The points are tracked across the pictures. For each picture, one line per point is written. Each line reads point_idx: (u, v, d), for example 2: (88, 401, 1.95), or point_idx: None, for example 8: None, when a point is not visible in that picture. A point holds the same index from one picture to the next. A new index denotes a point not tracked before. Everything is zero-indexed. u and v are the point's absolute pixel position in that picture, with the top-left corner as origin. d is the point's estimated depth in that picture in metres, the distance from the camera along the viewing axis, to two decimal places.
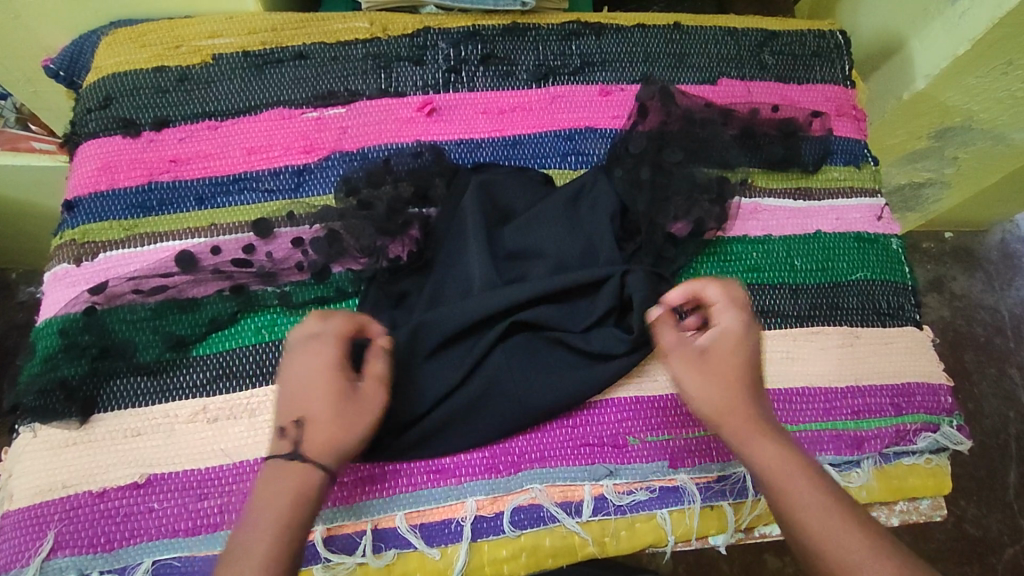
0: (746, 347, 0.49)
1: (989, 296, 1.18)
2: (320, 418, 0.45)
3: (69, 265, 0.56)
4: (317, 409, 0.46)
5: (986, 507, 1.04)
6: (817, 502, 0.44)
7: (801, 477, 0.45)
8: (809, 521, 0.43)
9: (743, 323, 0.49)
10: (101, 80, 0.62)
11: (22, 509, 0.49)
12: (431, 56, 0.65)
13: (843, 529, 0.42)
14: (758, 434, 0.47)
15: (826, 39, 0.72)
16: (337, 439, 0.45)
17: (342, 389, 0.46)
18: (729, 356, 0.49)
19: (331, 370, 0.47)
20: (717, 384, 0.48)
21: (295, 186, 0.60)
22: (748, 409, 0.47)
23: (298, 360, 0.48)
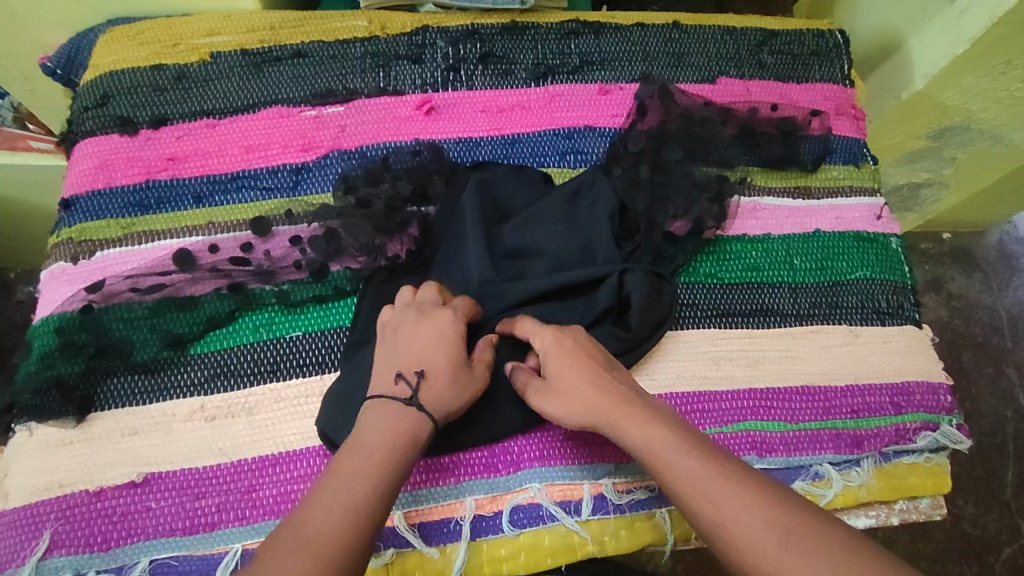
0: (584, 347, 0.50)
1: (987, 296, 1.18)
2: (437, 378, 0.47)
3: (66, 263, 0.56)
4: (440, 370, 0.47)
5: (984, 507, 1.04)
6: (688, 473, 0.42)
7: (670, 450, 0.43)
8: (685, 495, 0.42)
9: (559, 332, 0.50)
10: (98, 78, 0.62)
11: (19, 508, 0.49)
12: (430, 54, 0.65)
13: (719, 488, 0.41)
14: (624, 420, 0.46)
15: (825, 39, 0.72)
16: (450, 403, 0.46)
17: (459, 358, 0.48)
18: (572, 365, 0.49)
19: (451, 340, 0.48)
20: (574, 395, 0.48)
21: (293, 184, 0.60)
22: (606, 400, 0.47)
23: (417, 323, 0.49)
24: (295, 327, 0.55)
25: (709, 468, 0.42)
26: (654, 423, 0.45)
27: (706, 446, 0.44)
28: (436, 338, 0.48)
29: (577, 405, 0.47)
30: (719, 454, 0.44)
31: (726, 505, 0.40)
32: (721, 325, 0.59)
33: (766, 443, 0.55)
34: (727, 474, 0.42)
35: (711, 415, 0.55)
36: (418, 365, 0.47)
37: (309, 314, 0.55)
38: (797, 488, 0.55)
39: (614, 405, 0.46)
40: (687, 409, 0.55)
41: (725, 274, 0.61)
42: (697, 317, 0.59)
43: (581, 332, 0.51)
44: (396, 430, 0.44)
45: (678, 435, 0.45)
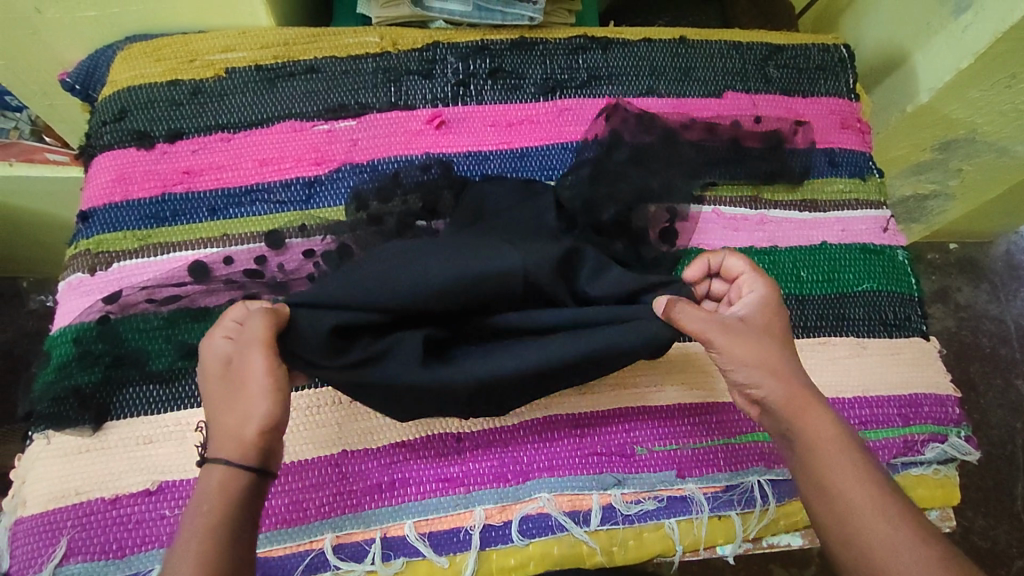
0: (778, 323, 0.49)
1: (994, 307, 1.18)
2: (216, 420, 0.43)
3: (83, 274, 0.57)
4: (207, 407, 0.43)
5: (994, 520, 1.03)
6: (855, 480, 0.43)
7: (844, 455, 0.44)
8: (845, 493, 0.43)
9: (755, 296, 0.49)
10: (116, 93, 0.63)
11: (35, 516, 0.50)
12: (440, 70, 0.66)
13: (877, 508, 0.43)
14: (812, 407, 0.46)
15: (830, 53, 0.73)
16: (226, 427, 0.42)
17: (220, 375, 0.43)
18: (767, 335, 0.48)
19: (215, 359, 0.44)
20: (757, 355, 0.46)
21: (306, 198, 0.61)
22: (801, 380, 0.47)
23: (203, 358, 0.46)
24: None
25: (877, 491, 0.43)
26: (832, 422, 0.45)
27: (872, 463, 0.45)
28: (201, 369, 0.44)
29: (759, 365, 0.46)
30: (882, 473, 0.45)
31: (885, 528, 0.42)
32: None
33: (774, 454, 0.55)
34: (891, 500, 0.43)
35: (720, 426, 0.56)
36: (203, 408, 0.44)
37: None
38: None
39: (798, 389, 0.46)
40: (695, 420, 0.56)
41: None
42: None
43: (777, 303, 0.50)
44: (204, 484, 0.41)
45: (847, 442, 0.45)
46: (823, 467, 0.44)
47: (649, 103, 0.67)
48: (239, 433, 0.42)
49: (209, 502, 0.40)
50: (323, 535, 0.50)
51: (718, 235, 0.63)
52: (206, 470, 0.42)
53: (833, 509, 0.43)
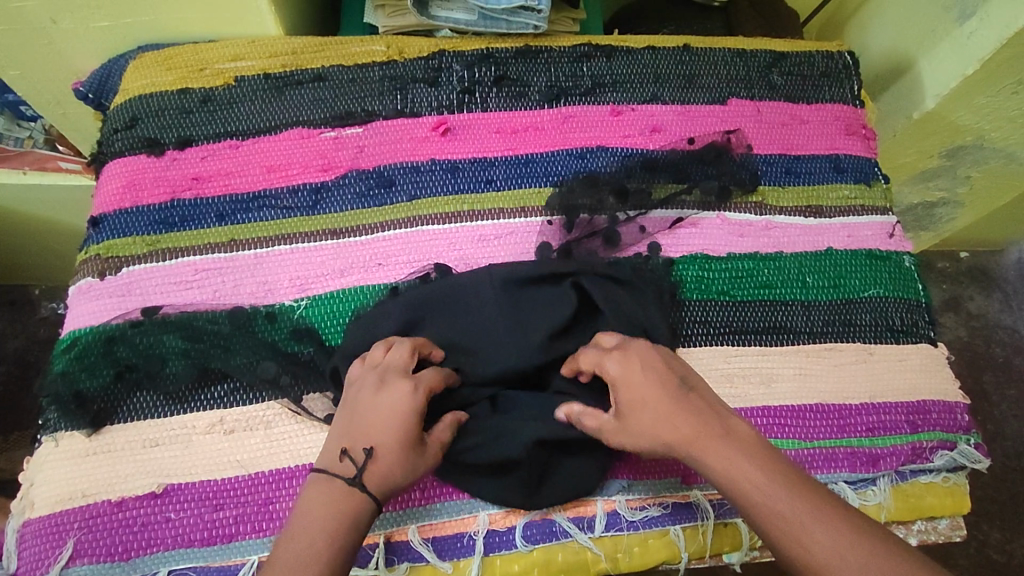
0: (649, 360, 0.49)
1: (1006, 316, 1.17)
2: (388, 458, 0.46)
3: (94, 278, 0.58)
4: (391, 453, 0.46)
5: (1011, 533, 1.01)
6: (749, 478, 0.43)
7: (732, 455, 0.44)
8: (743, 500, 0.43)
9: (625, 355, 0.50)
10: (128, 101, 0.64)
11: (42, 518, 0.50)
12: (446, 78, 0.66)
13: (782, 494, 0.42)
14: (698, 441, 0.45)
15: (835, 60, 0.73)
16: (397, 486, 0.46)
17: (417, 440, 0.47)
18: (636, 394, 0.48)
19: (412, 416, 0.47)
20: (641, 430, 0.47)
21: (312, 204, 0.61)
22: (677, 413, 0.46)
23: (390, 385, 0.48)
24: (315, 339, 0.57)
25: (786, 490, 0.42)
26: (717, 428, 0.45)
27: (769, 451, 0.45)
28: (401, 405, 0.47)
29: (647, 427, 0.47)
30: (784, 460, 0.44)
31: (801, 521, 0.41)
32: (733, 342, 0.59)
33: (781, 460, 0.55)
34: (798, 485, 0.42)
35: None
36: (373, 439, 0.46)
37: (330, 327, 0.57)
38: None
39: (676, 412, 0.46)
40: None
41: (736, 291, 0.61)
42: (709, 334, 0.59)
43: (647, 350, 0.50)
44: (355, 513, 0.44)
45: (743, 440, 0.45)
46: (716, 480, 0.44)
47: (655, 109, 0.68)
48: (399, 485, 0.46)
49: (351, 527, 0.43)
50: None
51: (723, 241, 0.63)
52: (349, 498, 0.44)
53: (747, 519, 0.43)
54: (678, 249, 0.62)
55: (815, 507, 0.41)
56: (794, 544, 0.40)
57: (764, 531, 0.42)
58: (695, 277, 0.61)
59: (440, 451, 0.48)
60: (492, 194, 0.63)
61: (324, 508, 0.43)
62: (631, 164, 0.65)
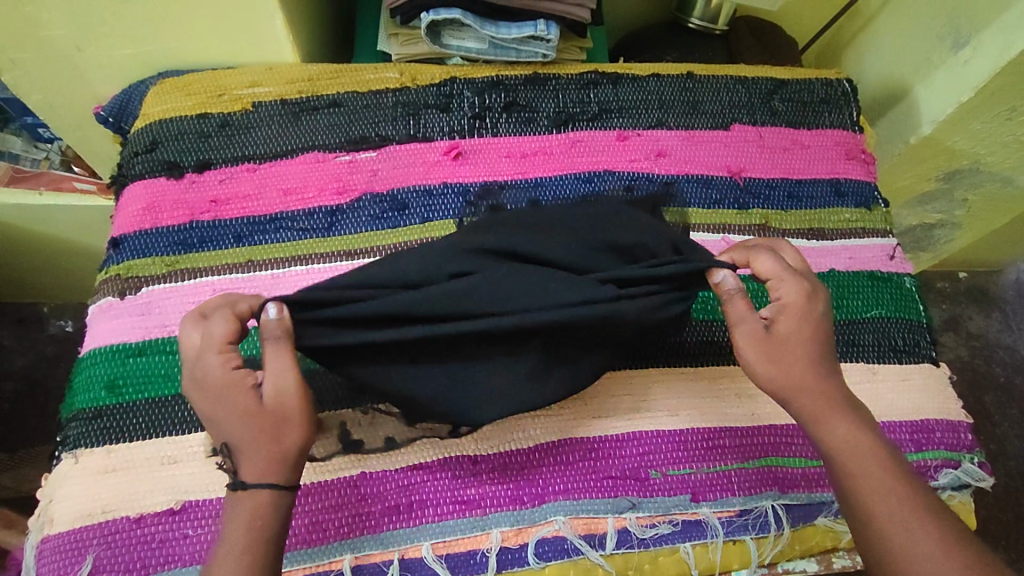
0: (823, 314, 0.50)
1: (1006, 336, 1.18)
2: (241, 443, 0.44)
3: (114, 298, 0.59)
4: (236, 436, 0.44)
5: (1016, 554, 1.01)
6: (870, 456, 0.46)
7: (857, 426, 0.47)
8: (857, 464, 0.46)
9: (811, 293, 0.50)
10: (148, 125, 0.66)
11: (62, 534, 0.51)
12: (457, 104, 0.69)
13: (894, 478, 0.45)
14: (832, 411, 0.47)
15: (833, 87, 0.75)
16: (271, 458, 0.44)
17: (247, 408, 0.44)
18: (798, 329, 0.49)
19: (223, 395, 0.44)
20: (780, 362, 0.48)
21: (327, 226, 0.63)
22: (819, 384, 0.48)
23: (193, 380, 0.45)
24: None
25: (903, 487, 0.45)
26: (848, 400, 0.48)
27: (886, 437, 0.48)
28: (209, 393, 0.44)
29: (789, 365, 0.48)
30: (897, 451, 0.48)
31: (907, 515, 0.44)
32: None
33: (788, 479, 0.56)
34: (906, 476, 0.46)
35: (734, 450, 0.56)
36: (220, 432, 0.45)
37: None
38: (819, 524, 0.56)
39: (820, 374, 0.48)
40: (707, 444, 0.56)
41: None
42: None
43: (822, 294, 0.50)
44: (252, 511, 0.43)
45: (864, 416, 0.48)
46: (834, 438, 0.47)
47: (660, 134, 0.70)
48: (272, 454, 0.44)
49: (253, 526, 0.43)
50: (343, 556, 0.51)
51: None
52: (240, 501, 0.44)
53: (846, 475, 0.46)
54: None
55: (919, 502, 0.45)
56: (887, 515, 0.44)
57: (858, 504, 0.46)
58: None
59: (293, 400, 0.45)
60: None
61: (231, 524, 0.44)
62: (637, 188, 0.67)
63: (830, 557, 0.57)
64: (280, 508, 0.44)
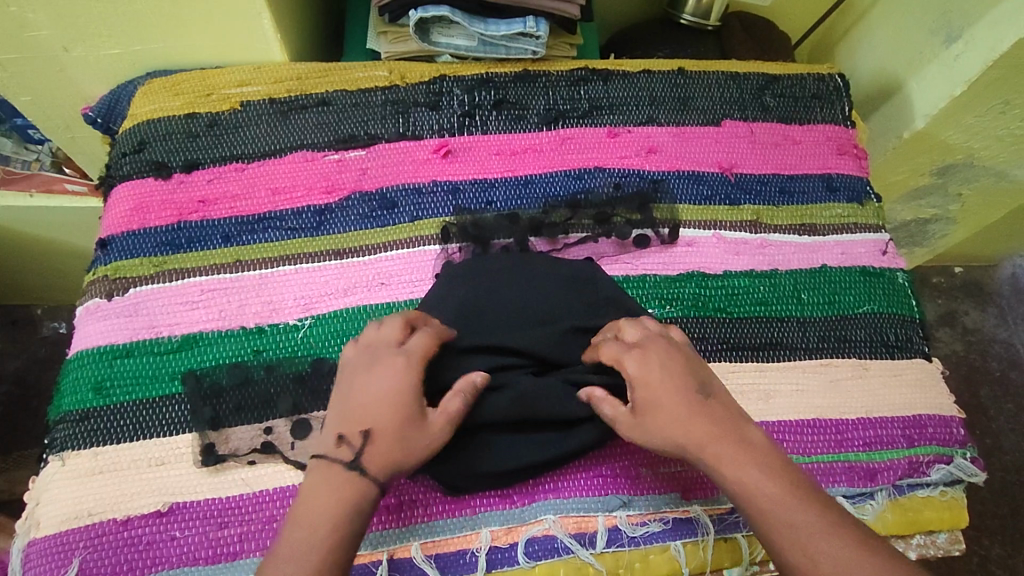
0: (674, 362, 0.48)
1: (1002, 331, 1.18)
2: (383, 440, 0.45)
3: (101, 299, 0.58)
4: (386, 427, 0.46)
5: (1012, 548, 1.01)
6: (763, 492, 0.43)
7: (745, 464, 0.44)
8: (753, 508, 0.43)
9: (646, 353, 0.49)
10: (137, 125, 0.65)
11: (48, 537, 0.50)
12: (446, 102, 0.68)
13: (794, 508, 0.42)
14: (718, 456, 0.45)
15: (825, 82, 0.75)
16: (399, 462, 0.45)
17: (412, 414, 0.47)
18: (654, 394, 0.47)
19: (391, 393, 0.47)
20: (655, 435, 0.47)
21: (316, 225, 0.62)
22: (698, 430, 0.46)
23: (377, 366, 0.48)
24: (317, 360, 0.57)
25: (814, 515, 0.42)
26: (735, 438, 0.45)
27: (783, 463, 0.45)
28: (387, 385, 0.47)
29: (660, 430, 0.47)
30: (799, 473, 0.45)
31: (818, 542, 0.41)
32: (730, 357, 0.60)
33: None
34: (809, 500, 0.43)
35: None
36: (366, 420, 0.46)
37: (330, 348, 0.58)
38: None
39: (694, 420, 0.46)
40: None
41: (733, 308, 0.62)
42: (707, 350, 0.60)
43: (665, 348, 0.49)
44: (348, 494, 0.44)
45: (754, 450, 0.45)
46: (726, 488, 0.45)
47: (651, 131, 0.69)
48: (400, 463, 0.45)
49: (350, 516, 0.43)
50: None
51: (718, 259, 0.64)
52: (346, 481, 0.44)
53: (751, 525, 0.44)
54: (675, 267, 0.64)
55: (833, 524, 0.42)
56: (797, 553, 0.41)
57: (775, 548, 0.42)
58: (693, 294, 0.63)
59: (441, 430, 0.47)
60: (492, 215, 0.64)
61: (321, 495, 0.44)
62: (628, 184, 0.67)
63: None
64: (369, 501, 0.45)
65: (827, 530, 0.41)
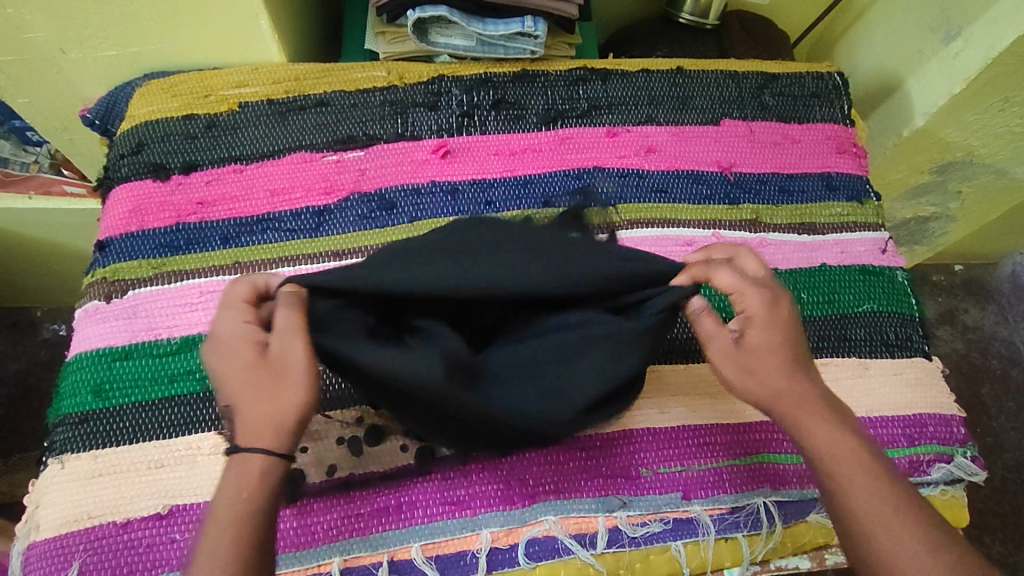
0: (791, 318, 0.48)
1: (1002, 329, 1.18)
2: (241, 402, 0.43)
3: (100, 302, 0.58)
4: (234, 396, 0.43)
5: (1013, 546, 1.01)
6: (851, 458, 0.45)
7: (839, 433, 0.46)
8: (837, 473, 0.45)
9: (773, 299, 0.48)
10: (134, 127, 0.65)
11: (48, 540, 0.50)
12: (445, 102, 0.68)
13: (875, 482, 0.44)
14: (812, 419, 0.46)
15: (825, 80, 0.75)
16: (268, 421, 0.43)
17: (251, 363, 0.44)
18: (768, 339, 0.47)
19: (218, 352, 0.45)
20: (757, 377, 0.47)
21: (315, 226, 0.62)
22: (797, 389, 0.47)
23: (209, 343, 0.46)
24: None
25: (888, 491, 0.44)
26: (828, 405, 0.47)
27: (871, 442, 0.46)
28: (217, 347, 0.45)
29: (761, 376, 0.47)
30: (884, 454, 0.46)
31: (893, 516, 0.43)
32: None
33: (780, 476, 0.56)
34: (888, 478, 0.45)
35: (726, 446, 0.56)
36: (227, 395, 0.44)
37: None
38: (812, 521, 0.56)
39: (795, 380, 0.47)
40: (699, 441, 0.56)
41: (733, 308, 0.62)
42: None
43: (790, 304, 0.49)
44: (241, 477, 0.42)
45: (847, 422, 0.47)
46: (813, 446, 0.46)
47: (650, 130, 0.69)
48: (272, 420, 0.43)
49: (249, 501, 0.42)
50: (332, 558, 0.50)
51: None
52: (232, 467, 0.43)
53: (826, 486, 0.45)
54: None
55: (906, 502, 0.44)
56: (874, 522, 0.43)
57: (845, 512, 0.44)
58: None
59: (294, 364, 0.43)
60: (491, 216, 0.64)
61: (222, 487, 0.43)
62: (628, 184, 0.66)
63: (822, 553, 0.57)
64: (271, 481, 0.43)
65: (903, 509, 0.43)
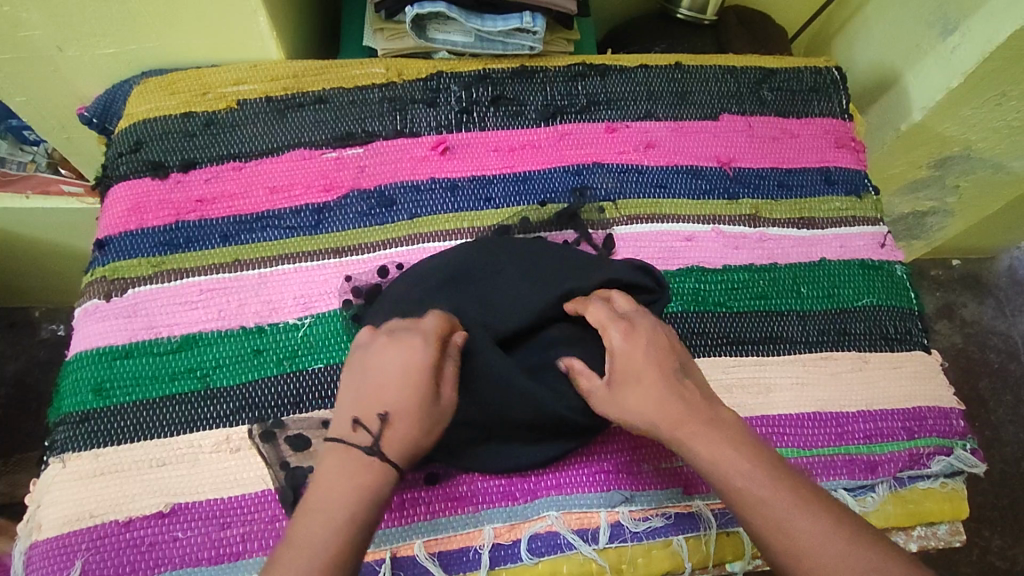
0: (653, 342, 0.49)
1: (1000, 323, 1.18)
2: (403, 423, 0.44)
3: (99, 300, 0.58)
4: (404, 406, 0.44)
5: (1011, 539, 1.02)
6: (735, 466, 0.43)
7: (719, 442, 0.44)
8: (724, 484, 0.43)
9: (631, 327, 0.49)
10: (133, 125, 0.65)
11: (50, 540, 0.50)
12: (444, 98, 0.68)
13: (766, 485, 0.42)
14: (692, 432, 0.45)
15: (823, 75, 0.75)
16: (413, 442, 0.44)
17: (428, 395, 0.45)
18: (635, 368, 0.47)
19: (397, 371, 0.45)
20: (629, 405, 0.47)
21: (314, 223, 0.62)
22: (671, 407, 0.46)
23: (390, 350, 0.46)
24: (318, 360, 0.57)
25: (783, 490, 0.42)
26: (704, 415, 0.45)
27: (761, 447, 0.45)
28: (400, 365, 0.45)
29: (635, 407, 0.47)
30: (779, 458, 0.44)
31: (789, 516, 0.41)
32: (731, 352, 0.60)
33: None
34: (779, 476, 0.43)
35: None
36: (384, 403, 0.44)
37: (330, 348, 0.58)
38: None
39: (669, 397, 0.46)
40: None
41: (733, 303, 0.62)
42: (707, 344, 0.60)
43: (652, 331, 0.49)
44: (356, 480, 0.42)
45: (731, 430, 0.45)
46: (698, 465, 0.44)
47: (649, 126, 0.69)
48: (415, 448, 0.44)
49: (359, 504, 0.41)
50: None
51: (718, 254, 0.64)
52: (366, 468, 0.42)
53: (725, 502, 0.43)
54: (675, 262, 0.63)
55: (801, 498, 0.42)
56: (772, 527, 0.41)
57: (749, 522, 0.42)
58: (692, 288, 0.62)
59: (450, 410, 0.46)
60: (491, 212, 0.64)
61: (337, 484, 0.42)
62: (627, 180, 0.66)
63: None
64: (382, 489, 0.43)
65: (799, 506, 0.41)
